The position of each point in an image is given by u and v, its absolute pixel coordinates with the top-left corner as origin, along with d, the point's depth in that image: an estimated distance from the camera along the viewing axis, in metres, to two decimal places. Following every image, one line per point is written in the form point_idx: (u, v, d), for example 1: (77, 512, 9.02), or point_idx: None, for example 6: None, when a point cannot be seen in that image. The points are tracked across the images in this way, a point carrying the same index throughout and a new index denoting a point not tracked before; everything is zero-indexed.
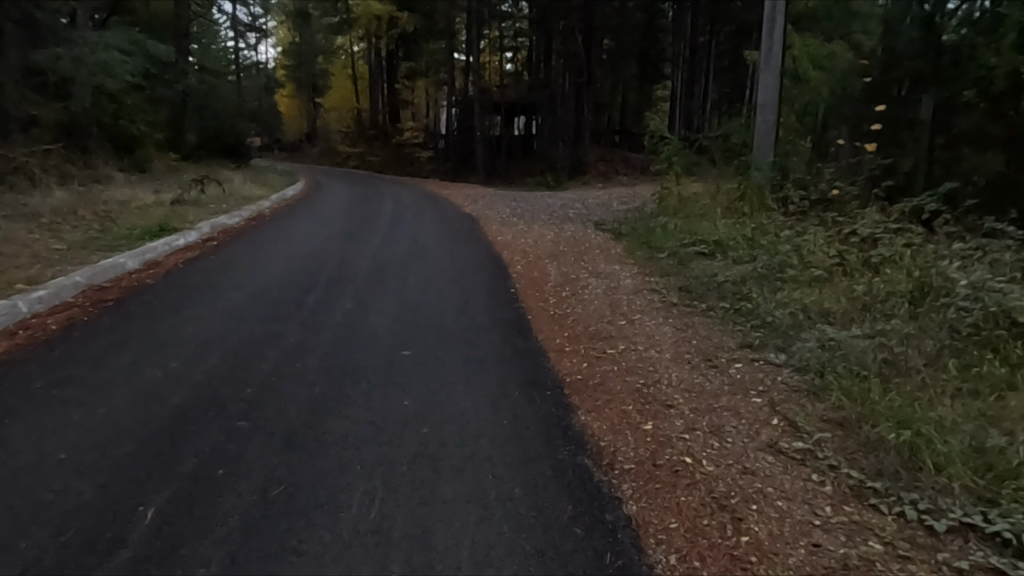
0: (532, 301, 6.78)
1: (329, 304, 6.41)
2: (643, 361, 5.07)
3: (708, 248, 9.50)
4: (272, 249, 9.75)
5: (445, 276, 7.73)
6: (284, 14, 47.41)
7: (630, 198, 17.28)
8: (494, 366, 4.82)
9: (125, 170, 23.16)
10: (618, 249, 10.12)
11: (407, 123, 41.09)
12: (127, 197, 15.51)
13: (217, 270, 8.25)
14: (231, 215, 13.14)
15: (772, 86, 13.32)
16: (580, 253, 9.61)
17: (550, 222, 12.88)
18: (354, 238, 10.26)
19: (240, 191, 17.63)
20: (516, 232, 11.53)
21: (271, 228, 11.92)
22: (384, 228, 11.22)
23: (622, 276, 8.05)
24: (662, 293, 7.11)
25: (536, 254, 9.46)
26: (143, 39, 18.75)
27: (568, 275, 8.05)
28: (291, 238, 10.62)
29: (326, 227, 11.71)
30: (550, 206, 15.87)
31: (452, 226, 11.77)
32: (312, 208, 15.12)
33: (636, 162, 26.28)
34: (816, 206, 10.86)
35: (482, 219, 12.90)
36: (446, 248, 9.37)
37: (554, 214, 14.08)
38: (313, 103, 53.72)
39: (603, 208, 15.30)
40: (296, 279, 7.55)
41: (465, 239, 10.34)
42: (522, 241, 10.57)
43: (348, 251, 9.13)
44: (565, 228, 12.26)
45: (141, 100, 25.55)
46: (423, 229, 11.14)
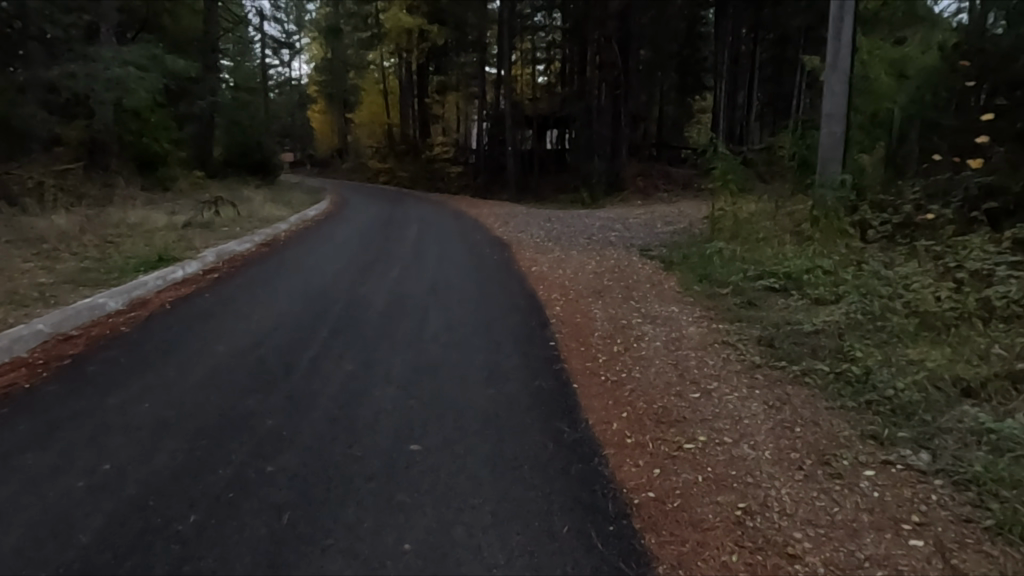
0: (576, 359, 5.48)
1: (328, 366, 5.24)
2: (735, 466, 3.71)
3: (779, 283, 8.18)
4: (278, 282, 8.64)
5: (470, 321, 6.50)
6: (316, 30, 47.30)
7: (675, 218, 15.92)
8: (531, 474, 3.55)
9: (148, 189, 22.59)
10: (671, 282, 8.76)
11: (438, 138, 40.33)
12: (139, 220, 14.72)
13: (210, 310, 7.13)
14: (242, 240, 12.12)
15: (839, 93, 11.93)
16: (628, 289, 8.28)
17: (589, 247, 11.59)
18: (369, 270, 9.12)
19: (259, 212, 16.75)
20: (551, 261, 10.26)
21: (282, 257, 10.85)
22: (404, 257, 10.08)
23: (683, 321, 6.69)
24: (737, 349, 5.74)
25: (576, 289, 8.17)
26: (162, 54, 18.06)
27: (617, 319, 6.74)
28: (300, 270, 9.50)
29: (341, 255, 10.61)
30: (588, 227, 14.62)
31: (480, 254, 10.58)
32: (331, 231, 14.09)
33: (677, 177, 24.82)
34: (900, 231, 9.63)
35: (513, 246, 11.68)
36: (472, 284, 8.17)
37: (593, 237, 12.82)
38: (344, 118, 53.34)
39: (647, 230, 14.01)
40: (296, 326, 6.39)
41: (494, 271, 9.11)
42: (558, 272, 9.28)
43: (360, 288, 7.97)
44: (607, 255, 10.96)
45: (167, 117, 25.09)
46: (447, 258, 9.98)
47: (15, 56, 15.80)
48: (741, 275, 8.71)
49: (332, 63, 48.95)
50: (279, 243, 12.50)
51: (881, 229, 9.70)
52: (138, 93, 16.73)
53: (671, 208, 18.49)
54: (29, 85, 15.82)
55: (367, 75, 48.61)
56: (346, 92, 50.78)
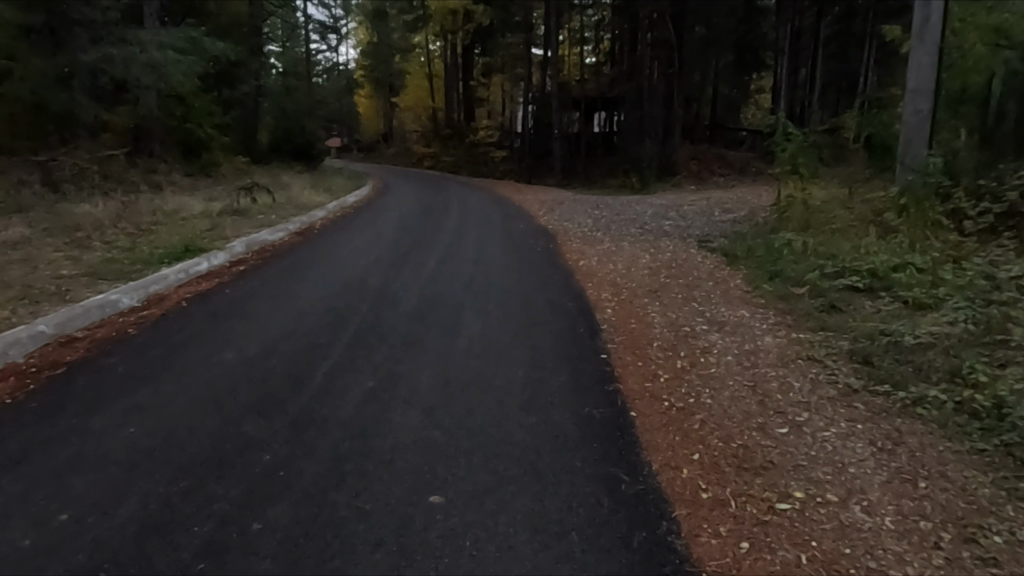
0: (633, 378, 4.63)
1: (342, 382, 4.54)
2: (848, 540, 2.85)
3: (864, 282, 7.23)
4: (305, 277, 8.01)
5: (510, 326, 5.74)
6: (361, 13, 46.88)
7: (735, 206, 14.76)
8: (580, 546, 2.77)
9: (192, 175, 22.51)
10: (737, 280, 7.81)
11: (483, 121, 39.54)
12: (177, 207, 14.41)
13: (228, 309, 6.52)
14: (275, 229, 11.59)
15: (928, 66, 10.63)
16: (688, 288, 7.35)
17: (642, 238, 10.66)
18: (401, 264, 8.44)
19: (296, 198, 16.30)
20: (600, 253, 9.36)
21: (313, 247, 10.25)
22: (441, 249, 9.36)
23: (756, 329, 5.75)
24: (827, 368, 4.81)
25: (629, 287, 7.28)
26: (200, 36, 17.65)
27: (677, 325, 5.86)
28: (330, 263, 8.86)
29: (376, 246, 9.96)
30: (640, 214, 13.66)
31: (522, 245, 9.78)
32: (369, 219, 13.49)
33: (733, 160, 23.41)
34: (1002, 222, 8.44)
35: (560, 235, 10.86)
36: (514, 281, 7.38)
37: (646, 226, 11.89)
38: (390, 103, 52.97)
39: (705, 219, 12.96)
40: (317, 330, 5.72)
41: (536, 265, 8.31)
42: (608, 267, 8.40)
43: (390, 284, 7.28)
44: (663, 247, 10.00)
45: (211, 102, 24.93)
46: (487, 250, 9.22)
47: (56, 40, 15.56)
48: (818, 272, 7.70)
49: (378, 46, 48.52)
50: (313, 232, 11.93)
51: (980, 220, 8.52)
52: (178, 77, 16.41)
53: (729, 195, 17.26)
54: (70, 70, 15.61)
55: (412, 58, 48.05)
56: (391, 75, 50.36)
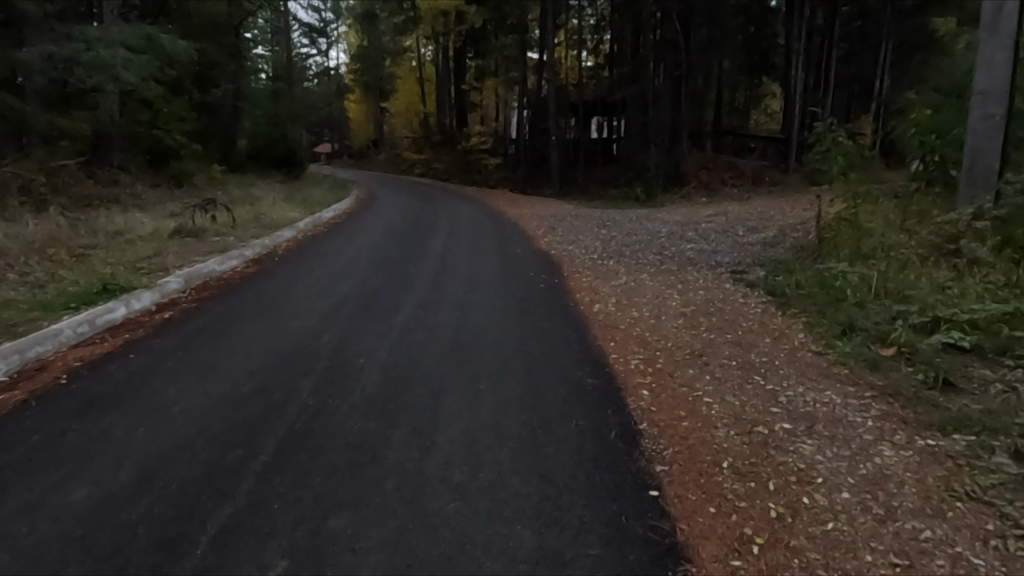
0: (710, 551, 2.89)
1: (240, 566, 2.77)
2: None
3: (972, 342, 5.54)
4: (246, 330, 6.22)
5: (510, 428, 4.01)
6: (351, 16, 45.20)
7: (760, 223, 13.14)
8: None
9: (158, 186, 20.72)
10: (800, 335, 6.07)
11: (475, 126, 37.90)
12: (126, 226, 12.62)
13: (120, 391, 4.68)
14: (228, 256, 9.78)
15: (1003, 65, 8.95)
16: (738, 348, 5.61)
17: (666, 268, 8.91)
18: (368, 311, 6.70)
19: (267, 215, 14.58)
20: (616, 292, 7.63)
21: (268, 281, 8.48)
22: (420, 288, 7.63)
23: (861, 432, 3.99)
24: (1012, 523, 3.07)
25: (666, 350, 5.54)
26: (156, 33, 15.75)
27: (748, 425, 4.11)
28: (281, 307, 7.09)
29: (344, 282, 8.21)
30: (654, 234, 11.99)
31: (520, 280, 8.05)
32: (341, 241, 11.71)
33: (745, 169, 21.70)
34: None
35: (564, 265, 9.16)
36: (510, 342, 5.66)
37: (664, 250, 10.21)
38: (379, 108, 51.14)
39: (731, 241, 11.25)
40: (234, 437, 3.94)
41: (537, 312, 6.59)
42: (632, 313, 6.65)
43: (348, 347, 5.55)
44: (693, 281, 8.27)
45: (182, 107, 23.08)
46: (476, 290, 7.52)
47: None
48: (905, 325, 6.03)
49: (367, 50, 46.74)
50: (274, 258, 10.16)
51: None
52: (132, 80, 14.60)
53: (750, 210, 15.59)
54: (8, 70, 13.77)
55: (404, 62, 46.38)
56: (381, 80, 48.57)
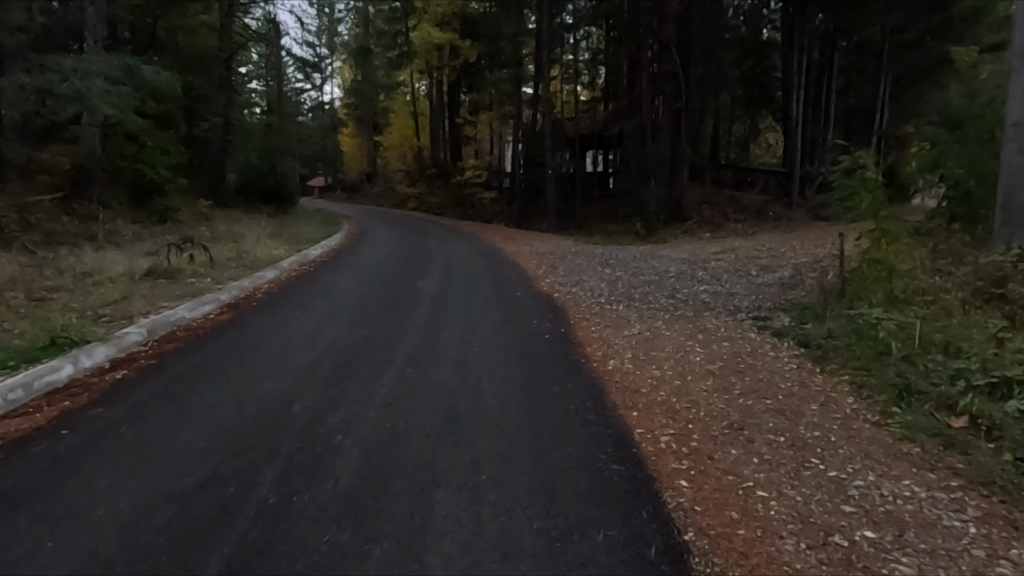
0: None
1: None
2: None
3: None
4: (208, 396, 5.36)
5: (522, 543, 3.16)
6: (346, 52, 45.11)
7: (774, 263, 12.40)
8: None
9: (140, 222, 19.90)
10: (850, 400, 5.24)
11: (470, 160, 37.45)
12: (95, 267, 11.74)
13: (38, 485, 3.80)
14: (201, 300, 8.92)
15: None
16: (781, 419, 4.78)
17: (683, 315, 8.12)
18: (350, 371, 5.86)
19: (250, 254, 13.76)
20: (631, 343, 6.78)
21: (241, 331, 7.63)
22: (410, 341, 6.80)
23: (967, 545, 3.16)
24: None
25: (700, 422, 4.70)
26: (136, 64, 15.09)
27: (820, 535, 3.25)
28: (251, 364, 6.23)
29: (326, 332, 7.38)
30: (664, 274, 11.22)
31: (520, 329, 7.26)
32: (327, 283, 10.88)
33: (748, 204, 21.10)
34: None
35: (570, 310, 8.35)
36: (514, 411, 4.82)
37: (677, 293, 9.41)
38: (373, 142, 50.82)
39: (745, 282, 10.50)
40: (168, 558, 3.07)
41: (544, 371, 5.75)
42: (654, 372, 5.79)
43: (322, 422, 4.68)
44: (713, 329, 7.48)
45: (168, 140, 22.37)
46: (473, 342, 6.70)
47: None
48: (971, 388, 5.24)
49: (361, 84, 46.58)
50: (252, 303, 9.32)
51: None
52: (108, 112, 13.90)
53: (759, 248, 14.91)
54: None
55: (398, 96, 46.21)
56: (374, 114, 48.37)
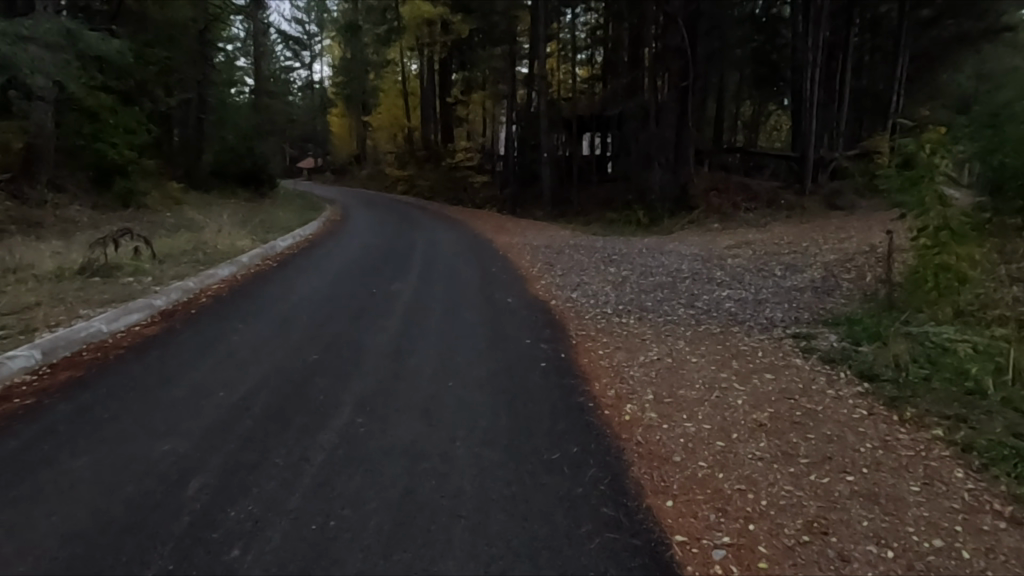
0: None
1: None
2: None
3: None
4: (77, 462, 3.88)
5: None
6: (334, 28, 43.07)
7: (800, 261, 11.01)
8: None
9: (102, 207, 18.34)
10: (959, 474, 3.81)
11: (462, 142, 35.78)
12: (25, 261, 10.21)
13: None
14: (127, 308, 7.40)
15: None
16: (875, 513, 3.35)
17: (709, 333, 6.68)
18: (279, 423, 4.39)
19: (209, 247, 12.21)
20: (651, 376, 5.33)
21: (164, 351, 6.13)
22: (369, 373, 5.34)
23: None
24: None
25: (764, 519, 3.28)
26: (80, 30, 13.38)
27: None
28: (155, 405, 4.74)
29: (267, 355, 5.90)
30: (679, 274, 9.81)
31: (509, 354, 5.80)
32: (287, 283, 9.39)
33: (759, 191, 19.62)
34: None
35: (571, 324, 6.90)
36: (496, 500, 3.39)
37: (698, 302, 7.97)
38: (362, 123, 48.93)
39: (772, 286, 9.05)
40: None
41: (539, 424, 4.30)
42: (686, 427, 4.35)
43: (218, 520, 3.23)
44: (749, 354, 6.04)
45: (135, 117, 20.69)
46: (448, 375, 5.25)
47: None
48: None
49: (350, 63, 44.67)
50: (192, 311, 7.79)
51: None
52: (43, 82, 12.17)
53: (777, 241, 13.51)
54: None
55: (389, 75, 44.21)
56: (364, 93, 46.53)
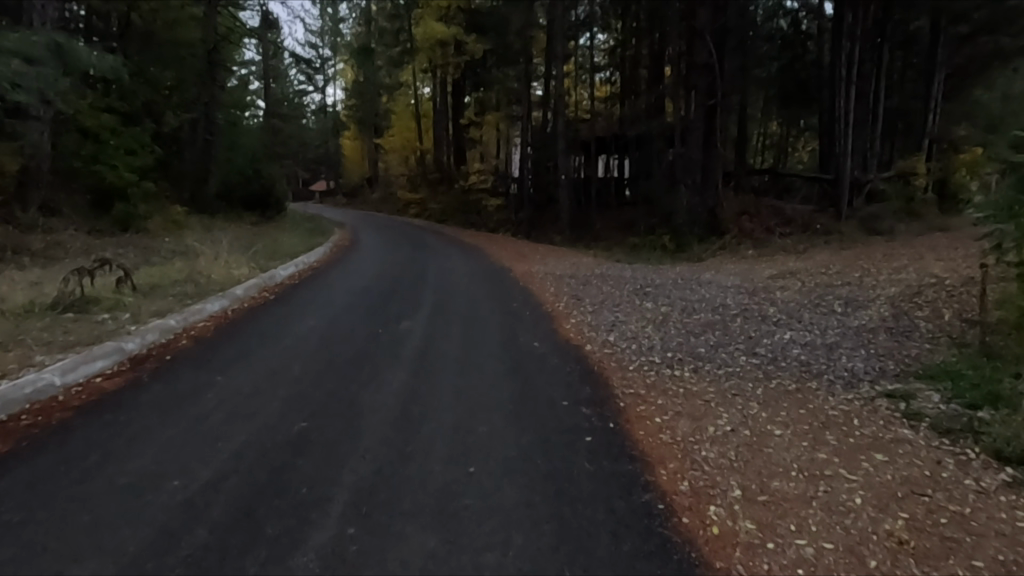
0: None
1: None
2: None
3: None
4: None
5: None
6: (346, 52, 42.68)
7: (860, 294, 9.76)
8: None
9: (100, 231, 17.51)
10: None
11: (475, 164, 34.89)
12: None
13: None
14: (91, 352, 6.29)
15: None
16: None
17: (785, 393, 5.46)
18: (243, 537, 3.24)
19: (202, 277, 11.15)
20: (731, 458, 4.13)
21: (122, 412, 5.00)
22: (369, 451, 4.19)
23: None
24: None
25: None
26: (68, 44, 12.57)
27: None
28: (86, 502, 3.59)
29: (245, 421, 4.77)
30: (727, 311, 8.61)
31: (544, 424, 4.63)
32: (283, 320, 8.28)
33: (793, 215, 18.44)
34: None
35: (614, 377, 5.74)
36: None
37: (761, 349, 6.75)
38: (374, 145, 48.34)
39: (838, 327, 7.83)
40: None
41: (596, 546, 3.12)
42: (800, 548, 3.15)
43: None
44: (843, 423, 4.80)
45: (138, 138, 19.94)
46: (468, 457, 4.09)
47: None
48: None
49: (362, 86, 44.13)
50: (169, 357, 6.69)
51: None
52: (25, 100, 11.30)
53: (824, 271, 12.27)
54: None
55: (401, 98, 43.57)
56: (377, 116, 45.92)
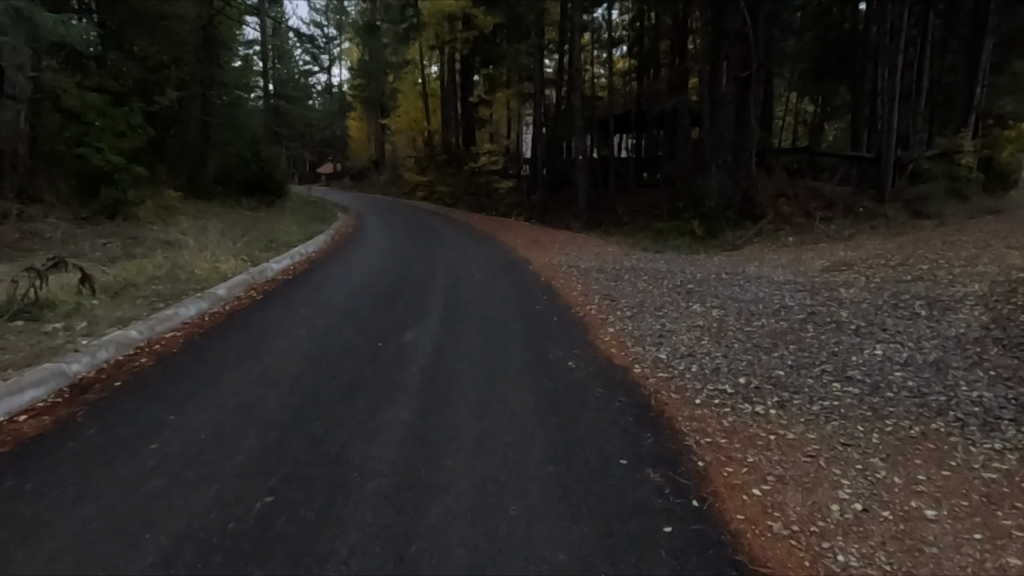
0: None
1: None
2: None
3: None
4: None
5: None
6: (351, 29, 41.00)
7: (942, 292, 8.30)
8: None
9: (86, 219, 16.31)
10: None
11: (485, 144, 33.36)
12: None
13: None
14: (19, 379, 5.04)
15: None
16: None
17: (910, 443, 4.10)
18: None
19: (183, 273, 9.84)
20: (884, 569, 2.82)
21: (31, 475, 3.73)
22: (355, 554, 2.92)
23: None
24: None
25: None
26: (31, 11, 11.21)
27: None
28: None
29: (193, 491, 3.51)
30: (797, 316, 7.21)
31: (599, 501, 3.32)
32: (265, 329, 7.02)
33: (833, 197, 16.99)
34: None
35: (679, 418, 4.41)
36: None
37: (857, 372, 5.37)
38: (381, 126, 46.75)
39: (937, 338, 6.41)
40: None
41: None
42: None
43: None
44: (1013, 496, 3.46)
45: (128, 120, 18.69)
46: (496, 568, 2.81)
47: None
48: None
49: (368, 64, 42.50)
50: (122, 381, 5.43)
51: None
52: None
53: (885, 262, 10.82)
54: None
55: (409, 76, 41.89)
56: (383, 95, 44.26)
